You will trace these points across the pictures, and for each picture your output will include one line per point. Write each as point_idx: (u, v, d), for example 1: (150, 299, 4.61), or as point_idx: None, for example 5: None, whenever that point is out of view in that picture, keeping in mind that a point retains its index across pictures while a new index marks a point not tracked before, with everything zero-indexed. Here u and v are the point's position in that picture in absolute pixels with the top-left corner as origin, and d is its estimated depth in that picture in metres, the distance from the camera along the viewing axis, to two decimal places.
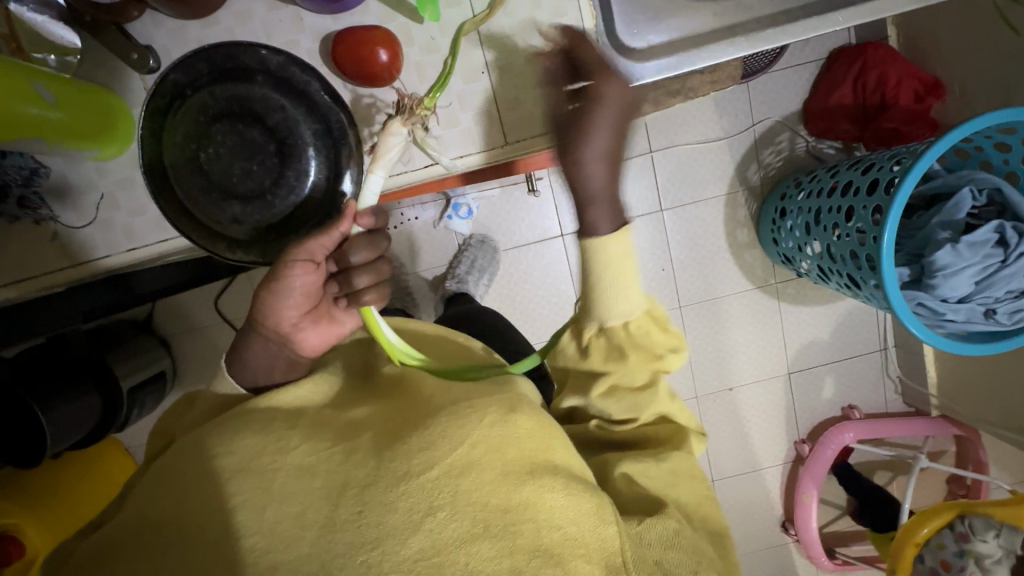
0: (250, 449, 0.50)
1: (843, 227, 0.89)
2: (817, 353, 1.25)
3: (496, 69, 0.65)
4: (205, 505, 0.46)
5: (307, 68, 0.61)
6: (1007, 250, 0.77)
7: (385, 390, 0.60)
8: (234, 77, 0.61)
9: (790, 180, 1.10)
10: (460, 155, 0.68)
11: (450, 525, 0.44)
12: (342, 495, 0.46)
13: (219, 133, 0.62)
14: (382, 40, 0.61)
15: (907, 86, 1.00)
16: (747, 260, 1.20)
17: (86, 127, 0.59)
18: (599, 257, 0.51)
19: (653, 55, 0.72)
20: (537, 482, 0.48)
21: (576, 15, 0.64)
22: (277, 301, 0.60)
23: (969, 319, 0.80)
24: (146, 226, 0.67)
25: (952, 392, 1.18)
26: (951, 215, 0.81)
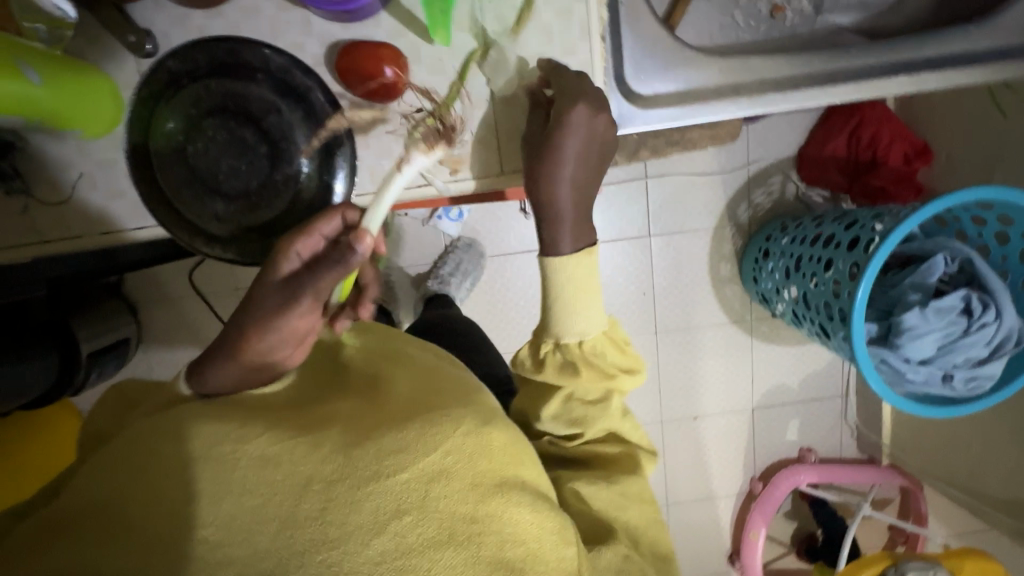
0: (211, 434, 0.47)
1: (821, 277, 0.91)
2: (781, 394, 1.28)
3: (503, 98, 0.66)
4: (154, 494, 0.44)
5: (309, 73, 0.60)
6: (971, 319, 0.80)
7: (356, 389, 0.59)
8: (232, 73, 0.60)
9: (776, 223, 1.12)
10: (456, 179, 0.69)
11: (415, 530, 0.44)
12: (307, 491, 0.45)
13: (209, 128, 0.61)
14: (388, 58, 0.61)
15: (897, 148, 1.03)
16: (727, 294, 1.22)
17: (69, 107, 0.56)
18: (563, 274, 0.57)
19: (661, 101, 0.73)
20: (506, 497, 0.48)
21: (587, 56, 0.65)
22: (267, 337, 0.53)
23: (927, 380, 0.83)
24: (125, 210, 0.66)
25: (905, 444, 1.23)
26: (923, 278, 0.84)
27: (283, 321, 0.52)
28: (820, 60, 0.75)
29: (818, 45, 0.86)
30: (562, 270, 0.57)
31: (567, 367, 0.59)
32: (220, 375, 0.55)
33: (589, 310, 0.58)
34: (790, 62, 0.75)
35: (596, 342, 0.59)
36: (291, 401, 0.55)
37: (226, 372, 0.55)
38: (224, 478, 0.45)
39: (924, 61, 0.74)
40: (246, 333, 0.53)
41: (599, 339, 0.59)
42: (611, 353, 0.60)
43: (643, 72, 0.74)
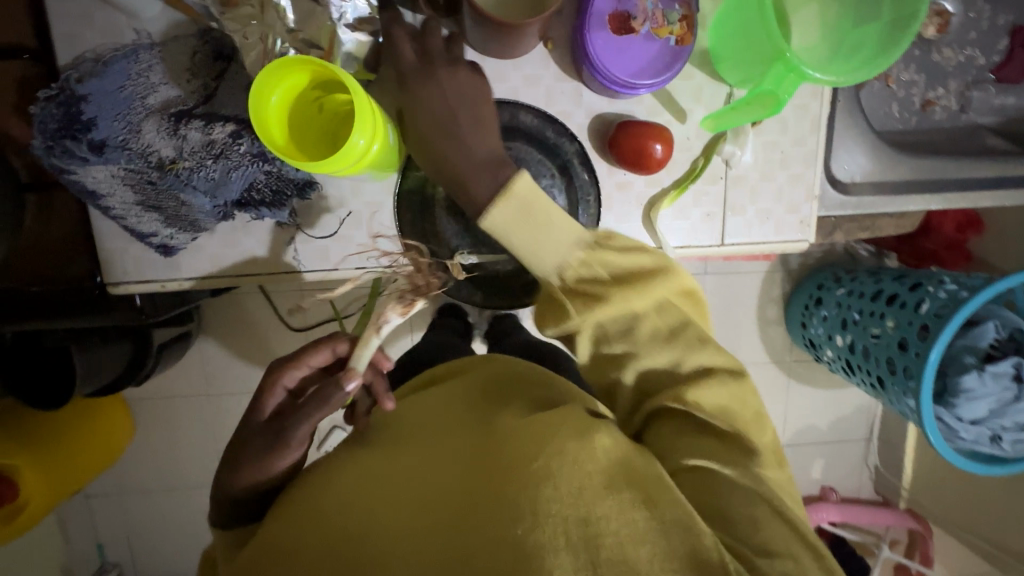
0: (354, 477, 0.56)
1: (881, 332, 0.97)
2: (810, 434, 1.34)
3: (733, 177, 0.73)
4: (314, 530, 0.51)
5: (563, 130, 0.71)
6: (1022, 386, 0.86)
7: (474, 412, 0.63)
8: (508, 135, 0.71)
9: (828, 272, 1.18)
10: (681, 244, 0.75)
11: (532, 535, 0.47)
12: (436, 516, 0.50)
13: None
14: (659, 135, 0.68)
15: (952, 216, 1.08)
16: (771, 335, 1.28)
17: (395, 159, 0.69)
18: (495, 224, 0.57)
19: (857, 188, 0.78)
20: (617, 498, 0.50)
21: (814, 147, 0.73)
22: (261, 462, 0.56)
23: (976, 439, 0.89)
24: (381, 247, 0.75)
25: (923, 491, 1.30)
26: (975, 342, 0.91)
27: (273, 459, 0.56)
28: (956, 165, 0.79)
29: (944, 140, 0.85)
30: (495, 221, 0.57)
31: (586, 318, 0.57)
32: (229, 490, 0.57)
33: (545, 244, 0.57)
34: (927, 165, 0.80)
35: (578, 267, 0.57)
36: (417, 429, 0.62)
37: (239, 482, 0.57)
38: (369, 510, 0.52)
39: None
40: (235, 465, 0.56)
41: (579, 263, 0.57)
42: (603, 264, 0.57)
43: (836, 148, 0.78)
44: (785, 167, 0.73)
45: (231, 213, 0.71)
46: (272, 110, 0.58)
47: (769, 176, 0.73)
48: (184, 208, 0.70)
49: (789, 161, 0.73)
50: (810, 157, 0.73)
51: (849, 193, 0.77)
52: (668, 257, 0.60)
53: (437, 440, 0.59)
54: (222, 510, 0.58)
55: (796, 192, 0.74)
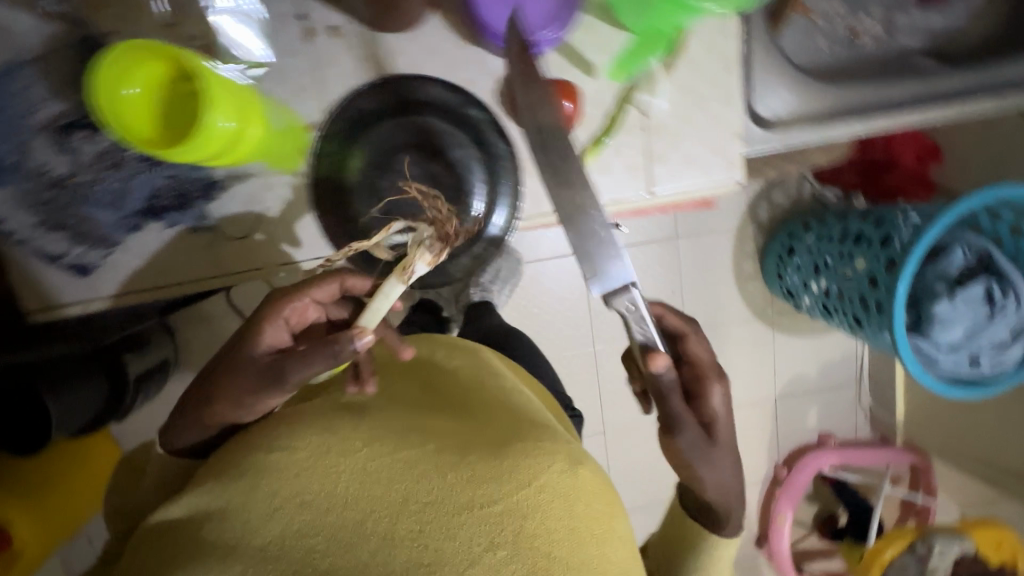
0: (316, 448, 0.53)
1: (854, 272, 0.97)
2: (801, 383, 1.35)
3: (653, 126, 0.73)
4: (269, 498, 0.50)
5: (477, 104, 0.70)
6: (993, 307, 0.87)
7: (451, 410, 0.63)
8: (415, 111, 0.71)
9: (798, 221, 1.17)
10: (613, 200, 0.75)
11: (508, 565, 0.46)
12: (403, 510, 0.48)
13: (401, 164, 0.72)
14: (567, 91, 0.67)
15: (909, 150, 1.10)
16: (750, 291, 1.28)
17: (284, 146, 0.69)
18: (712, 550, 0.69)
19: (785, 123, 0.78)
20: (599, 549, 0.50)
21: (732, 83, 0.73)
22: (235, 397, 0.60)
23: (955, 365, 0.90)
24: (308, 243, 0.74)
25: (918, 424, 1.31)
26: (944, 270, 0.92)
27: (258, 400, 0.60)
28: (884, 87, 0.80)
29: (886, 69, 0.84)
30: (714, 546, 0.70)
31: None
32: (199, 420, 0.63)
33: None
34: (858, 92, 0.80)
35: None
36: (393, 418, 0.59)
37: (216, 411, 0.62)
38: (331, 486, 0.50)
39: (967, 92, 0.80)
40: (215, 393, 0.61)
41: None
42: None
43: (759, 87, 0.78)
44: (704, 107, 0.73)
45: (141, 224, 0.69)
46: (133, 103, 0.59)
47: (690, 120, 0.73)
48: (87, 222, 0.68)
49: (705, 99, 0.73)
50: (728, 93, 0.73)
51: (771, 129, 0.77)
52: None
53: (416, 428, 0.57)
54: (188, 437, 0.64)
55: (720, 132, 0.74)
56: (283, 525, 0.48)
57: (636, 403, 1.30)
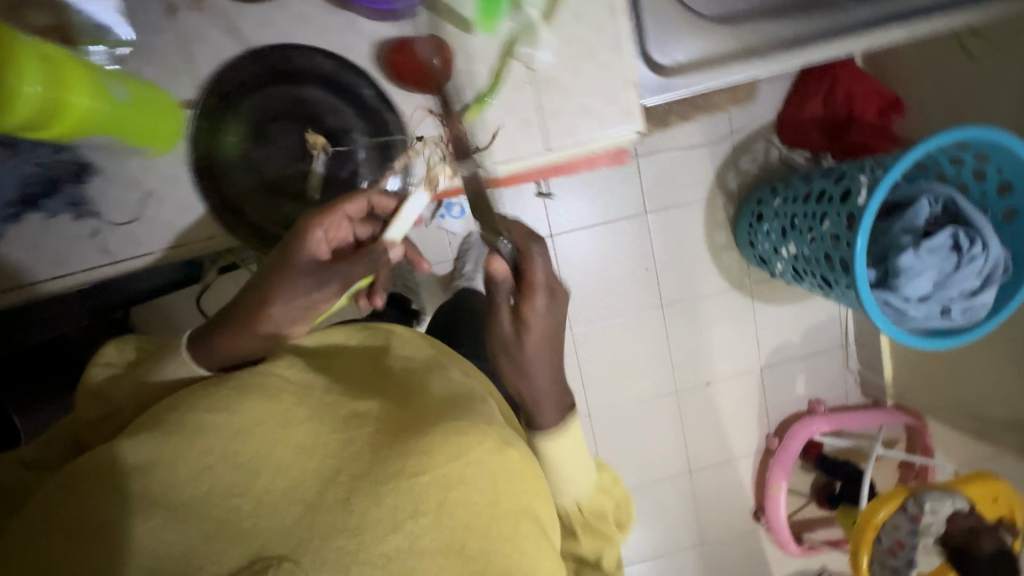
0: (250, 414, 0.52)
1: (817, 232, 0.95)
2: (785, 350, 1.33)
3: (542, 78, 0.68)
4: (188, 463, 0.48)
5: (359, 72, 0.68)
6: (960, 254, 0.85)
7: (390, 387, 0.61)
8: (291, 80, 0.68)
9: (765, 187, 1.16)
10: (506, 160, 0.70)
11: (428, 534, 0.45)
12: (333, 481, 0.48)
13: (274, 134, 0.70)
14: (436, 49, 0.66)
15: (871, 103, 1.07)
16: (725, 261, 1.26)
17: (146, 123, 0.61)
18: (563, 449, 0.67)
19: (680, 71, 0.74)
20: (517, 522, 0.51)
21: (616, 30, 0.67)
22: (288, 300, 0.63)
23: (927, 317, 0.87)
24: (194, 225, 0.69)
25: (906, 384, 1.28)
26: (911, 222, 0.90)
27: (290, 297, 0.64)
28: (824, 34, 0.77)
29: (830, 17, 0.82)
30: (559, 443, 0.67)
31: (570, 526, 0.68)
32: (253, 324, 0.64)
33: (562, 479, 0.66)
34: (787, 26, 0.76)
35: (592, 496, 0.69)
36: (330, 395, 0.57)
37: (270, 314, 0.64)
38: (262, 452, 0.49)
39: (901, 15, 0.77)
40: (267, 300, 0.63)
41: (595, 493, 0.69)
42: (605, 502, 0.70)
43: (662, 41, 0.74)
44: (591, 57, 0.67)
45: (19, 215, 0.65)
46: None
47: (575, 68, 0.68)
48: None
49: (593, 51, 0.67)
50: (615, 41, 0.67)
51: (666, 77, 0.74)
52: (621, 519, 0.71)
53: (354, 407, 0.55)
54: (222, 348, 0.64)
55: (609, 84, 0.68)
56: (208, 489, 0.47)
57: (619, 384, 1.29)
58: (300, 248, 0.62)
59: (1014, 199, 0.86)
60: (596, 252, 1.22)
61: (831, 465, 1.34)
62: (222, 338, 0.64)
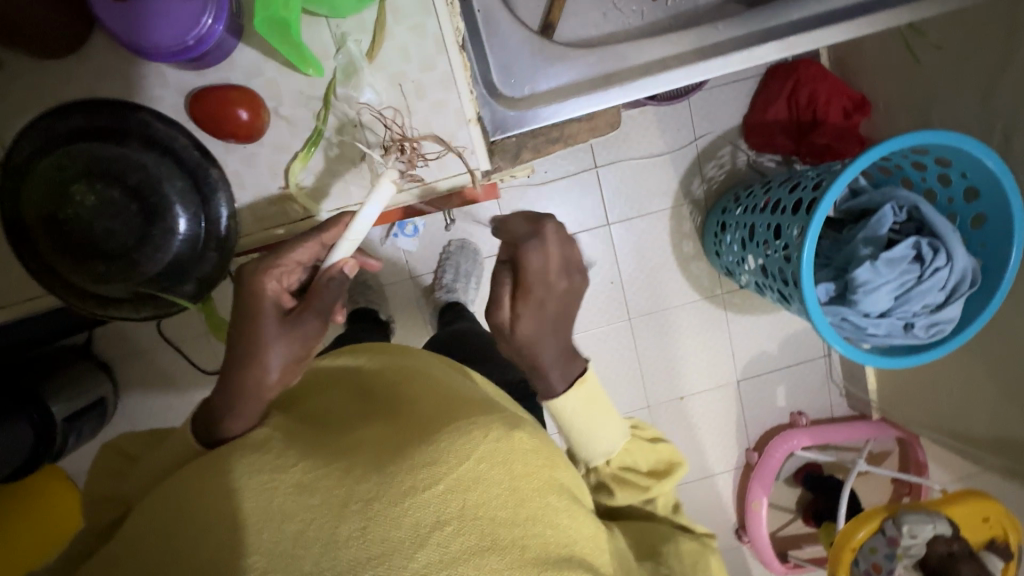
0: (252, 466, 0.42)
1: (772, 244, 0.91)
2: (763, 362, 1.28)
3: (370, 121, 0.62)
4: (202, 531, 0.38)
5: (174, 123, 0.54)
6: (923, 265, 0.80)
7: (375, 399, 0.52)
8: (95, 132, 0.52)
9: (730, 195, 1.12)
10: (337, 207, 0.65)
11: (458, 538, 0.38)
12: (344, 511, 0.38)
13: (76, 193, 0.51)
14: (240, 99, 0.58)
15: (836, 104, 1.02)
16: (694, 272, 1.22)
17: None
18: (573, 407, 0.55)
19: (537, 100, 0.73)
20: (543, 500, 0.43)
21: (447, 67, 0.61)
22: (274, 355, 0.50)
23: (889, 333, 0.83)
24: (12, 284, 0.62)
25: (890, 398, 1.22)
26: (874, 231, 0.84)
27: (251, 362, 0.50)
28: (758, 42, 0.72)
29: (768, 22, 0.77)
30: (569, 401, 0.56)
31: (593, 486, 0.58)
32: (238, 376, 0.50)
33: (590, 443, 0.57)
34: (689, 40, 0.75)
35: (622, 452, 0.58)
36: (317, 428, 0.48)
37: (272, 383, 0.51)
38: (266, 502, 0.39)
39: (815, 19, 0.73)
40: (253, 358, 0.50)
41: (626, 449, 0.58)
42: (640, 457, 0.59)
43: (535, 72, 0.75)
44: (423, 98, 0.62)
45: None
46: None
47: (411, 109, 0.62)
48: None
49: (425, 91, 0.61)
50: (448, 82, 0.61)
51: (513, 108, 0.72)
52: (665, 469, 0.60)
53: (349, 439, 0.45)
54: (236, 430, 0.48)
55: (445, 122, 0.63)
56: (216, 547, 0.37)
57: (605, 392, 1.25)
58: (260, 303, 0.51)
59: (982, 204, 0.80)
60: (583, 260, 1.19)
61: (820, 481, 1.29)
62: (224, 418, 0.48)
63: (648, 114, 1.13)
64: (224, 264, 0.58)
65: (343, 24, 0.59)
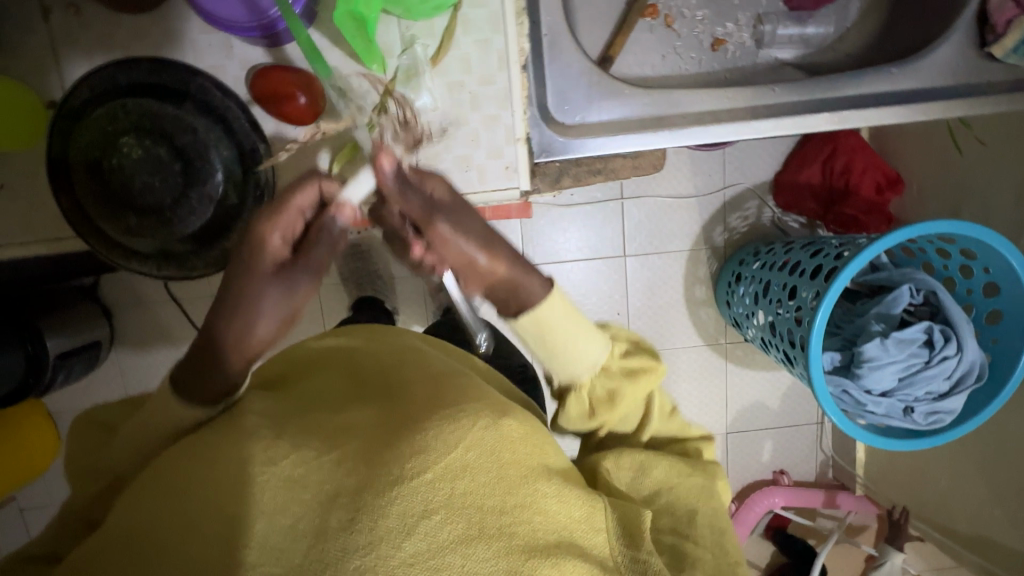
0: (236, 455, 0.41)
1: (785, 304, 0.91)
2: (756, 418, 1.27)
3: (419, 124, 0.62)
4: (197, 508, 0.39)
5: (230, 93, 0.55)
6: (932, 351, 0.80)
7: (366, 379, 0.52)
8: (153, 92, 0.54)
9: (750, 248, 1.12)
10: None
11: (446, 527, 0.38)
12: (333, 503, 0.38)
13: (125, 146, 0.53)
14: (303, 83, 0.58)
15: (870, 177, 1.02)
16: (702, 317, 1.22)
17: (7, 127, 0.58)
18: (539, 324, 0.52)
19: (585, 130, 0.74)
20: (531, 487, 0.42)
21: (506, 85, 0.62)
22: (244, 332, 0.43)
23: (888, 413, 0.82)
24: (45, 223, 0.63)
25: (877, 476, 1.21)
26: (889, 309, 0.84)
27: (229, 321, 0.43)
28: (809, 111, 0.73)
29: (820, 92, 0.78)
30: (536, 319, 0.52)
31: (598, 401, 0.56)
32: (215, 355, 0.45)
33: (579, 350, 0.54)
34: (746, 96, 0.75)
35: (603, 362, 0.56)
36: (305, 408, 0.47)
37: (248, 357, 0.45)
38: (253, 496, 0.39)
39: (868, 96, 0.74)
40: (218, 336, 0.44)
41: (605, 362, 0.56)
42: (619, 372, 0.56)
43: (586, 100, 0.75)
44: (478, 110, 0.62)
45: None
46: None
47: (463, 119, 0.63)
48: None
49: (480, 104, 0.62)
50: (502, 99, 0.62)
51: (569, 138, 0.72)
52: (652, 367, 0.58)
53: (339, 424, 0.44)
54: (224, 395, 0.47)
55: (495, 138, 0.63)
56: (202, 543, 0.37)
57: None
58: (257, 257, 0.43)
59: (1000, 302, 0.80)
60: (593, 287, 1.19)
61: (795, 540, 1.26)
62: (193, 386, 0.47)
63: (683, 155, 1.14)
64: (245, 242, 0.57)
65: (413, 26, 0.60)
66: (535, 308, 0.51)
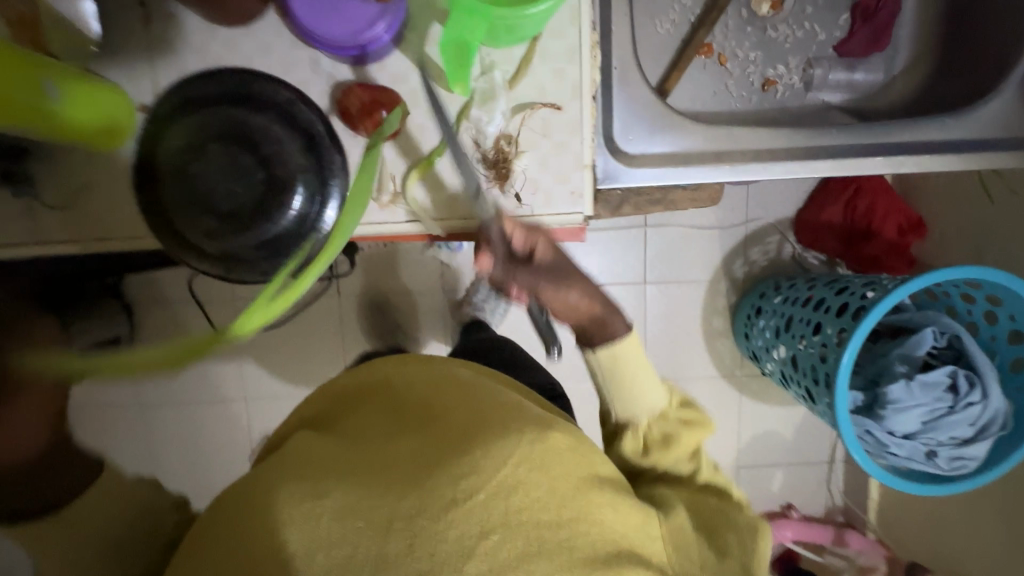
0: (294, 494, 0.43)
1: (808, 339, 0.91)
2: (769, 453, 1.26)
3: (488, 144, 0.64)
4: (265, 536, 0.41)
5: (315, 108, 0.58)
6: (955, 397, 0.80)
7: (412, 398, 0.53)
8: (241, 104, 0.56)
9: (769, 282, 1.13)
10: (441, 218, 0.66)
11: (505, 547, 0.40)
12: (389, 529, 0.40)
13: (213, 152, 0.56)
14: (382, 99, 0.61)
15: (892, 221, 1.04)
16: (719, 348, 1.22)
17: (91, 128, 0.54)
18: (610, 364, 0.58)
19: (645, 162, 0.75)
20: (586, 497, 0.44)
21: (577, 113, 0.64)
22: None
23: (910, 456, 0.82)
24: (119, 224, 0.65)
25: (889, 519, 1.20)
26: (911, 351, 0.84)
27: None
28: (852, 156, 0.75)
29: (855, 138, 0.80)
30: (608, 357, 0.58)
31: (653, 441, 0.57)
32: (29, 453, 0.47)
33: (643, 388, 0.58)
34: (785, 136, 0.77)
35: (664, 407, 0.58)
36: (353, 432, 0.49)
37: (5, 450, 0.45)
38: (311, 528, 0.41)
39: (907, 145, 0.76)
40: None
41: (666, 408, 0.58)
42: (676, 419, 0.58)
43: (633, 130, 0.76)
44: (548, 135, 0.64)
45: None
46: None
47: (531, 142, 0.64)
48: None
49: (551, 128, 0.64)
50: (573, 126, 0.64)
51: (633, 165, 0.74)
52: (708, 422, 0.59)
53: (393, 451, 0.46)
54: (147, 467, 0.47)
55: (563, 162, 0.65)
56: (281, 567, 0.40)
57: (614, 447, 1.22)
58: None
59: None
60: None
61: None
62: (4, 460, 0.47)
63: None
64: (315, 249, 0.56)
65: (494, 53, 0.63)
66: (612, 342, 0.58)
